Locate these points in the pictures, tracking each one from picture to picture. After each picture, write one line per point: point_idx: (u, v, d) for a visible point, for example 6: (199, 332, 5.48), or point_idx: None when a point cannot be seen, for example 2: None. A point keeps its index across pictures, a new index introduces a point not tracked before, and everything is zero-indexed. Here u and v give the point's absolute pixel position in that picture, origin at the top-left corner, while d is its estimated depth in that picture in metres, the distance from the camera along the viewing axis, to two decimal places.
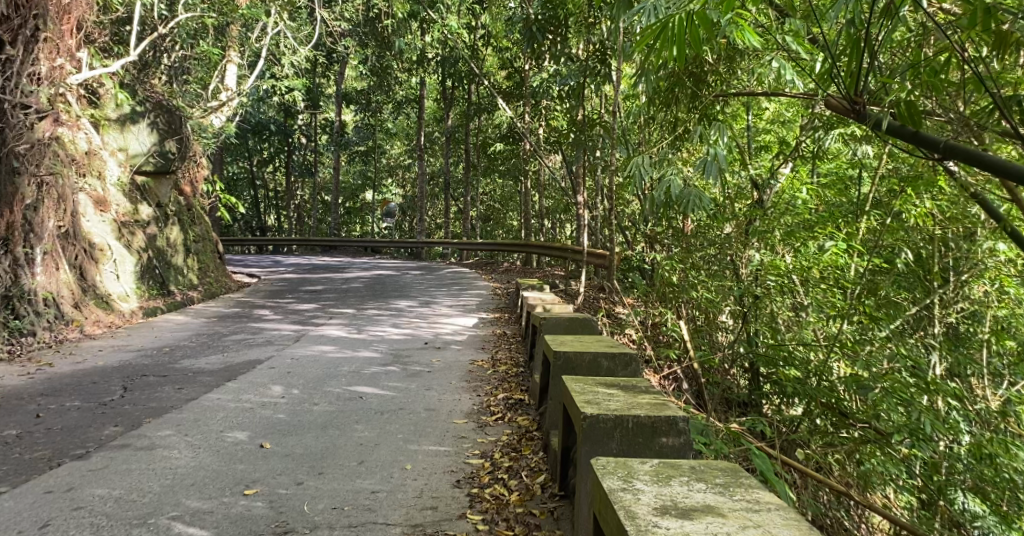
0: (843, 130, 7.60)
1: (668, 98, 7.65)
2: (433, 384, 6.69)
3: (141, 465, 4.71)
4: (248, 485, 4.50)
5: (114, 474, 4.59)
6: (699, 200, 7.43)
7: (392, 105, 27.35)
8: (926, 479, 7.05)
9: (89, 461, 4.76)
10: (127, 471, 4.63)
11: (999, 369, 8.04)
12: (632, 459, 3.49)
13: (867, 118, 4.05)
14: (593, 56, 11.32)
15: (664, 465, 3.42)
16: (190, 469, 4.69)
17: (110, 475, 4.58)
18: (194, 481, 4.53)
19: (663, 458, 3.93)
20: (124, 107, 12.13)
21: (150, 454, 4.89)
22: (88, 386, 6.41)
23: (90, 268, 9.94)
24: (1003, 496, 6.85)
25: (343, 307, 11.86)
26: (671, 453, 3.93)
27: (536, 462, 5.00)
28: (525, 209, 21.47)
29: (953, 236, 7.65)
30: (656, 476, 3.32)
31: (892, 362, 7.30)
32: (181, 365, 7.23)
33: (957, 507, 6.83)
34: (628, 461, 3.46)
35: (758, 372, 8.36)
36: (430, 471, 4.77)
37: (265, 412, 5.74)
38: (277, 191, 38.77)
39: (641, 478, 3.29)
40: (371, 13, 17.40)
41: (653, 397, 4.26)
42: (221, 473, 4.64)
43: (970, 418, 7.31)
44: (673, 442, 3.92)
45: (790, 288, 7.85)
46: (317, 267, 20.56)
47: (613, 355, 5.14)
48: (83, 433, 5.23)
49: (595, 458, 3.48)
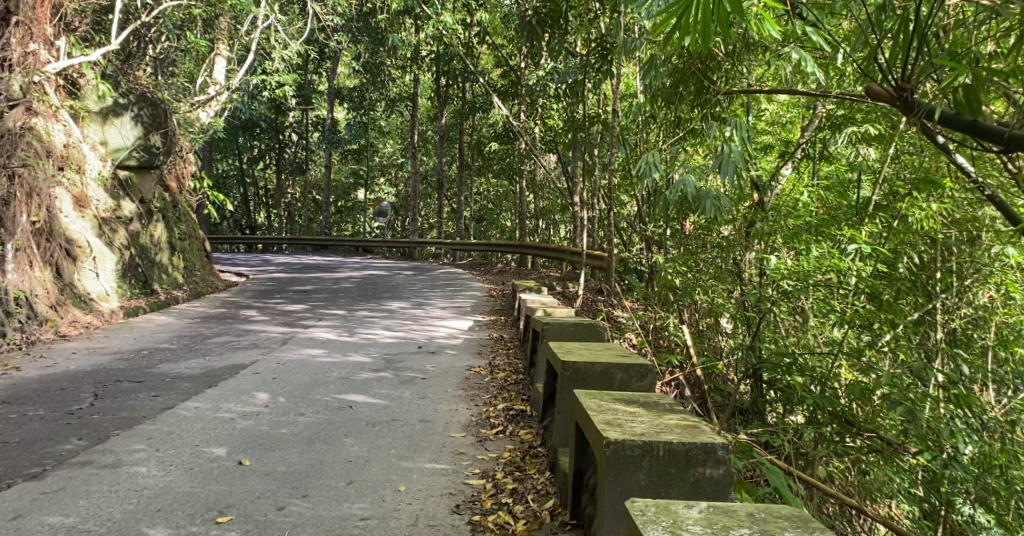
0: (856, 129, 7.25)
1: (673, 95, 7.22)
2: (429, 392, 6.31)
3: (102, 487, 4.31)
4: (222, 511, 4.10)
5: (71, 498, 4.18)
6: (717, 200, 7.03)
7: (385, 102, 26.95)
8: (929, 490, 6.60)
9: (44, 482, 4.36)
10: (86, 494, 4.22)
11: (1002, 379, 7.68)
12: (674, 503, 3.15)
13: (919, 107, 3.80)
14: (594, 53, 10.89)
15: (716, 512, 3.09)
16: (159, 491, 4.29)
17: (66, 499, 4.17)
18: (161, 506, 4.13)
19: (700, 492, 3.57)
20: (106, 99, 11.79)
21: (115, 473, 4.48)
22: (55, 392, 5.98)
23: (65, 267, 9.46)
24: (1008, 507, 6.39)
25: (334, 308, 11.45)
26: (708, 487, 3.57)
27: (543, 484, 4.61)
28: (522, 209, 20.98)
29: (956, 239, 7.18)
30: (709, 526, 2.98)
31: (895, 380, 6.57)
32: (160, 369, 6.80)
33: (964, 518, 6.45)
34: (670, 506, 3.12)
35: (761, 379, 7.71)
36: (426, 494, 4.38)
37: (246, 424, 5.33)
38: (266, 189, 38.28)
39: (691, 529, 2.95)
40: (365, 8, 17.07)
41: (682, 418, 3.90)
42: (194, 497, 4.24)
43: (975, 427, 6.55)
44: (712, 473, 3.57)
45: (793, 293, 7.24)
46: (306, 266, 20.14)
47: (627, 366, 4.76)
48: (41, 448, 4.81)
49: (632, 502, 3.14)
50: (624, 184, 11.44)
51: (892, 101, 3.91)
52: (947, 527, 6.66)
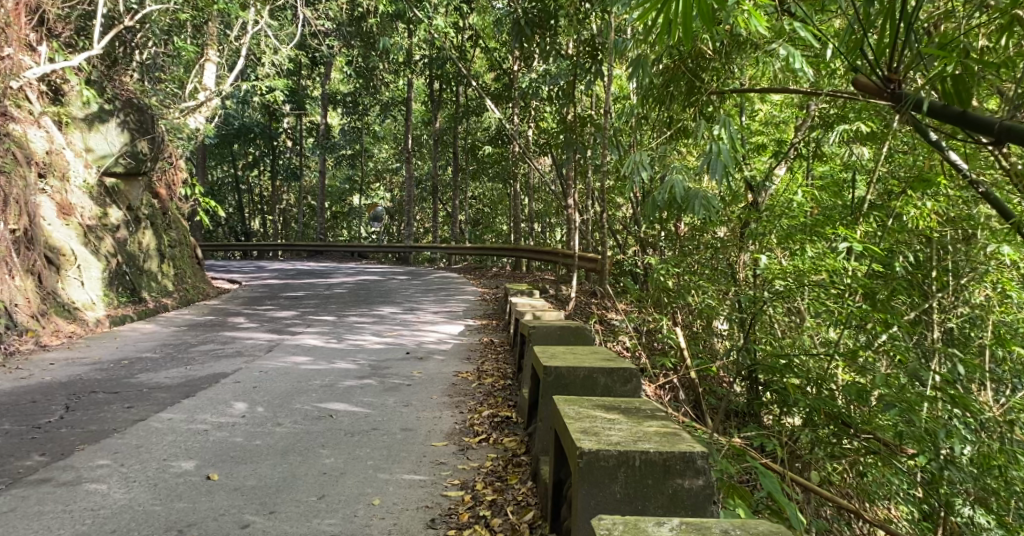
0: (848, 127, 7.15)
1: (663, 95, 7.05)
2: (412, 399, 6.15)
3: (56, 507, 4.17)
4: (181, 531, 3.96)
5: (23, 519, 4.04)
6: (706, 201, 6.87)
7: (378, 106, 26.71)
8: (929, 491, 6.47)
9: None
10: (39, 514, 4.09)
11: (1001, 376, 7.60)
12: (644, 520, 3.08)
13: (905, 99, 3.68)
14: (583, 53, 10.72)
15: (690, 530, 3.01)
16: (117, 510, 4.15)
17: (17, 520, 4.03)
18: (116, 526, 3.99)
19: (678, 503, 3.46)
20: (92, 105, 11.69)
21: (73, 491, 4.35)
22: (26, 405, 5.83)
23: (48, 275, 9.32)
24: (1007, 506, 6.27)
25: (323, 314, 11.24)
26: (687, 498, 3.46)
27: (524, 495, 4.48)
28: (518, 212, 20.66)
29: (952, 239, 7.07)
30: None
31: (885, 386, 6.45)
32: (137, 379, 6.64)
33: (962, 519, 6.34)
34: (639, 524, 3.04)
35: (757, 381, 7.56)
36: (401, 508, 4.24)
37: (220, 435, 5.19)
38: (261, 195, 38.02)
39: None
40: (356, 11, 16.85)
41: (663, 425, 3.76)
42: (154, 515, 4.11)
43: (972, 425, 6.41)
44: (690, 484, 3.45)
45: (789, 293, 7.11)
46: (300, 272, 19.88)
47: (611, 370, 4.62)
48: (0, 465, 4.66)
49: (600, 519, 3.08)
50: (617, 186, 11.28)
51: (881, 93, 3.79)
52: (946, 528, 6.58)
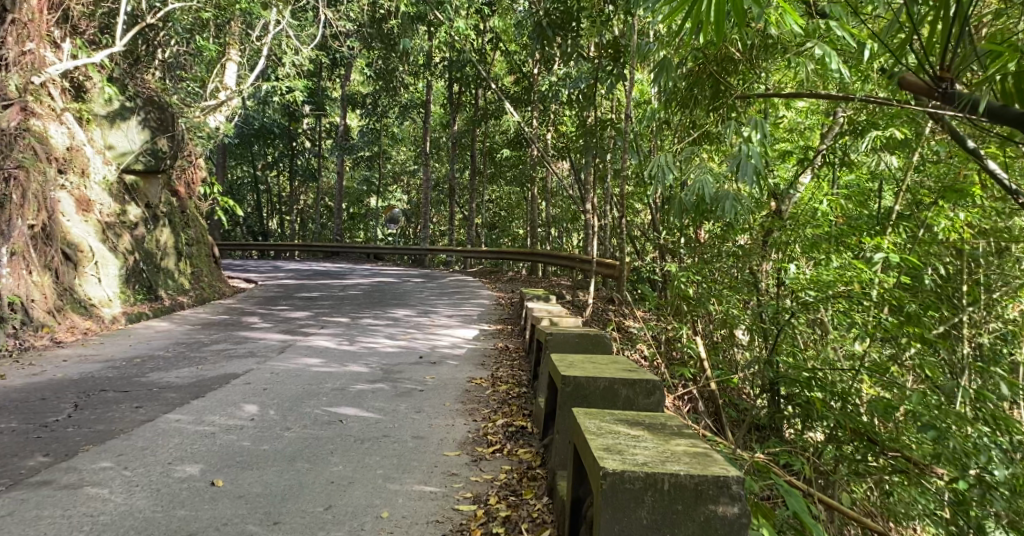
0: (882, 133, 6.65)
1: (687, 98, 6.81)
2: (424, 405, 5.99)
3: (55, 511, 4.05)
4: None
5: (20, 524, 3.92)
6: (734, 203, 6.66)
7: (398, 109, 26.63)
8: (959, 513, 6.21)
9: None
10: (36, 519, 3.97)
11: None
12: None
13: (959, 99, 3.43)
14: (607, 56, 10.50)
15: None
16: (117, 517, 4.02)
17: (14, 525, 3.92)
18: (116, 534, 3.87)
19: (710, 531, 3.28)
20: (114, 102, 11.77)
21: (75, 495, 4.23)
22: (35, 403, 5.73)
23: (64, 271, 9.26)
24: None
25: (337, 316, 11.09)
26: (720, 526, 3.28)
27: (540, 511, 4.31)
28: (535, 216, 20.43)
29: (983, 252, 6.91)
30: None
31: (914, 404, 6.23)
32: (148, 379, 6.54)
33: None
34: None
35: (778, 393, 7.26)
36: (411, 522, 4.09)
37: (227, 438, 5.07)
38: (279, 195, 38.08)
39: None
40: (378, 13, 16.75)
41: (691, 445, 3.58)
42: (155, 522, 3.98)
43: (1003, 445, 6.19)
44: (724, 511, 3.28)
45: (813, 306, 6.88)
46: (316, 273, 19.76)
47: (632, 382, 4.45)
48: (3, 465, 4.56)
49: None
50: (638, 191, 11.05)
51: (930, 93, 3.52)
52: None
